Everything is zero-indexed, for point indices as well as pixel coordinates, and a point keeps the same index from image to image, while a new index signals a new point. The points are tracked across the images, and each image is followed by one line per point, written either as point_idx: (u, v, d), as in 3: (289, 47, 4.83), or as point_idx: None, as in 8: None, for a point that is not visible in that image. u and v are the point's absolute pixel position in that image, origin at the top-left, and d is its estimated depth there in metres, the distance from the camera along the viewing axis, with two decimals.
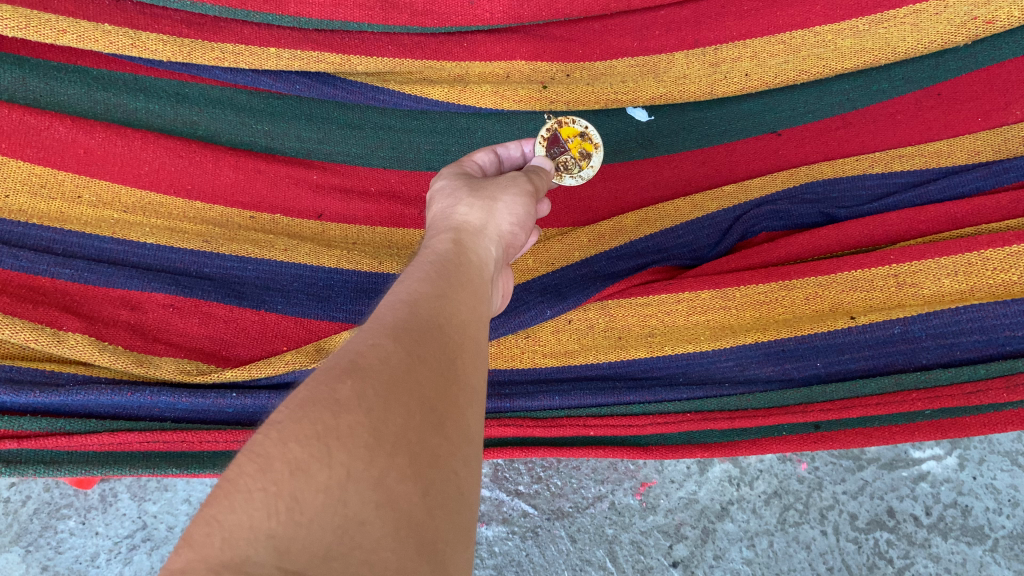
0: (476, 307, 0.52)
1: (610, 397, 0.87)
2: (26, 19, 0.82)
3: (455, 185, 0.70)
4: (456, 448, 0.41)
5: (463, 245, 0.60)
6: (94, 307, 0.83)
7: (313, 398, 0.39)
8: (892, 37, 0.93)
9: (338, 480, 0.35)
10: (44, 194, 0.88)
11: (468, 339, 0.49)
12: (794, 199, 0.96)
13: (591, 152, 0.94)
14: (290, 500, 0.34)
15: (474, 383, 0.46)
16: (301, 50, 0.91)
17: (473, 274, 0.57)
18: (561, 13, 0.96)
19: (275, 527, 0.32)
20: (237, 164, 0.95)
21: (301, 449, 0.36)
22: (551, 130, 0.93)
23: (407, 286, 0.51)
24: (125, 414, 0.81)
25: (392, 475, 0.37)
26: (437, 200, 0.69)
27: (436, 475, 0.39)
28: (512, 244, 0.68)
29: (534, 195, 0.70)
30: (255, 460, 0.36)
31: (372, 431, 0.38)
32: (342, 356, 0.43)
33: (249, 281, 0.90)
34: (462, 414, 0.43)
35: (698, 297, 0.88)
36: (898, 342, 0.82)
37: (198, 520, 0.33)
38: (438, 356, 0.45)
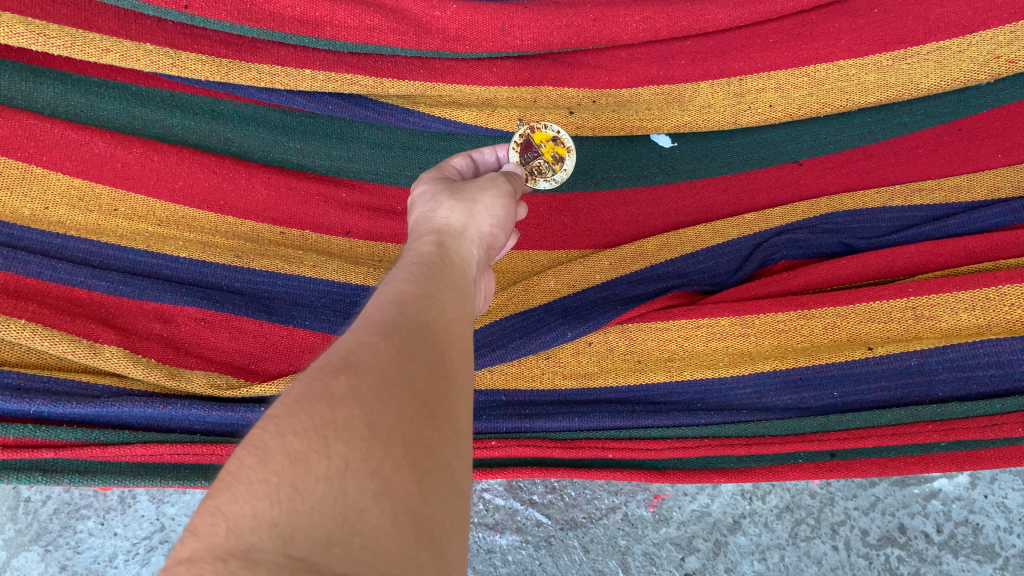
0: (461, 306, 0.53)
1: (629, 420, 0.89)
2: (71, 38, 0.84)
3: (434, 190, 0.70)
4: (448, 440, 0.42)
5: (448, 247, 0.60)
6: (128, 320, 0.85)
7: (308, 393, 0.40)
8: (915, 73, 0.96)
9: (336, 470, 0.36)
10: (82, 206, 0.90)
11: (456, 336, 0.49)
12: (813, 229, 0.98)
13: (563, 157, 0.96)
14: (291, 489, 0.35)
15: (462, 378, 0.47)
16: (335, 72, 0.94)
17: (458, 275, 0.57)
18: (590, 41, 0.99)
19: (278, 516, 0.33)
20: (269, 181, 0.97)
21: (300, 442, 0.37)
22: (523, 136, 0.95)
23: (393, 286, 0.52)
24: (157, 425, 0.83)
25: (389, 465, 0.38)
26: (417, 205, 0.70)
27: (430, 465, 0.39)
28: (494, 245, 0.68)
29: (513, 194, 0.71)
30: (255, 453, 0.36)
31: (367, 423, 0.39)
32: (331, 354, 0.44)
33: (278, 296, 0.92)
34: (453, 408, 0.44)
35: (717, 323, 0.90)
36: (914, 374, 0.84)
37: (202, 512, 0.34)
38: (428, 352, 0.46)
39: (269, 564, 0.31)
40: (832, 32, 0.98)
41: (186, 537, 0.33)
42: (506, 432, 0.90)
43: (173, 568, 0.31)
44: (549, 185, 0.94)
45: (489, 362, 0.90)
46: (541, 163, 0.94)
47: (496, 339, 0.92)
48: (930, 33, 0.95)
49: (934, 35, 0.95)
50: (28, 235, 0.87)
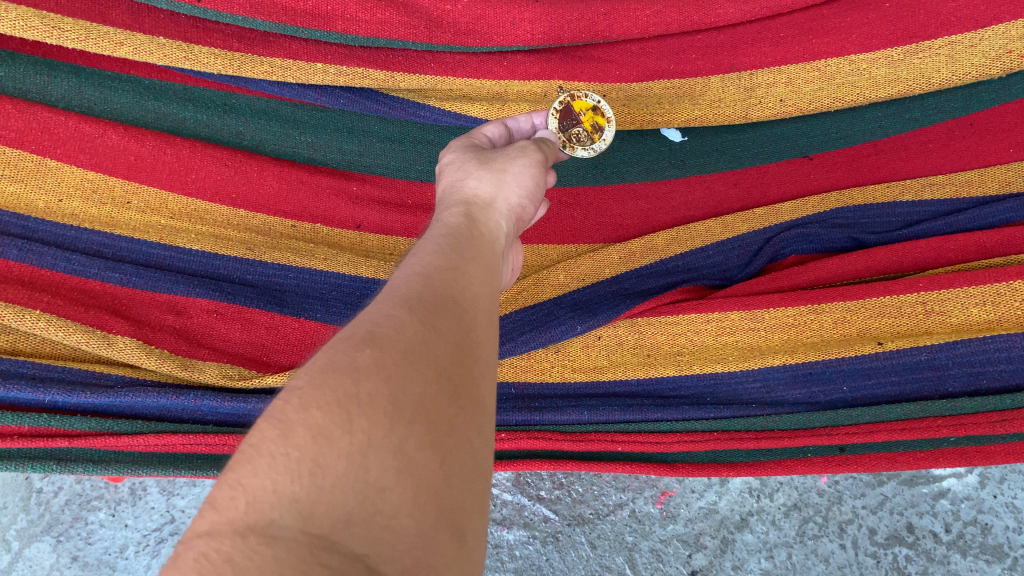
0: (487, 280, 0.53)
1: (638, 414, 0.89)
2: (85, 31, 0.85)
3: (463, 158, 0.70)
4: (473, 418, 0.42)
5: (475, 219, 0.60)
6: (141, 311, 0.86)
7: (333, 365, 0.40)
8: (927, 67, 0.96)
9: (358, 446, 0.36)
10: (95, 199, 0.91)
11: (483, 309, 0.49)
12: (824, 224, 0.98)
13: (602, 127, 0.94)
14: (312, 464, 0.35)
15: (488, 354, 0.47)
16: (346, 66, 0.94)
17: (484, 248, 0.57)
18: (601, 35, 0.99)
19: (299, 491, 0.34)
20: (280, 175, 0.97)
21: (323, 416, 0.37)
22: (564, 103, 0.93)
23: (419, 257, 0.51)
24: (169, 416, 0.84)
25: (412, 443, 0.38)
26: (446, 174, 0.70)
27: (453, 444, 0.39)
28: (522, 217, 0.68)
29: (543, 163, 0.71)
30: (277, 426, 0.36)
31: (391, 399, 0.39)
32: (358, 326, 0.43)
33: (289, 289, 0.93)
34: (477, 386, 0.44)
35: (727, 317, 0.90)
36: (924, 369, 0.83)
37: (223, 484, 0.35)
38: (455, 326, 0.45)
39: (288, 540, 0.32)
40: (844, 27, 0.97)
41: (207, 510, 0.34)
42: (517, 425, 0.90)
43: (193, 541, 0.32)
44: (590, 153, 0.91)
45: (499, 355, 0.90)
46: (581, 132, 0.91)
47: (506, 333, 0.92)
48: (943, 27, 0.95)
49: (946, 29, 0.94)
50: (42, 227, 0.88)
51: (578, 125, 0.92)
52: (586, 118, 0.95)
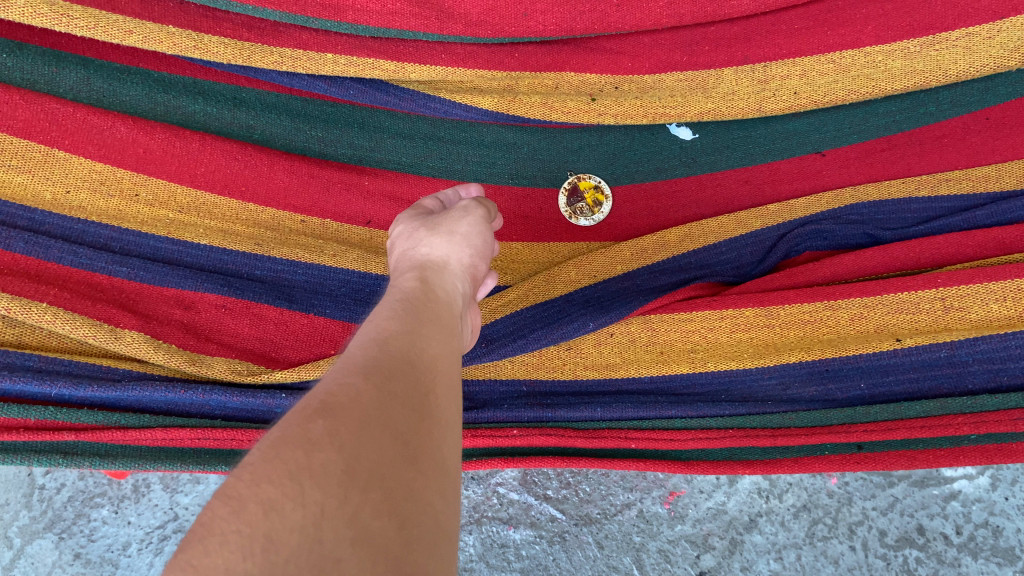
0: (444, 345, 0.52)
1: (652, 411, 0.87)
2: (95, 19, 0.83)
3: (411, 225, 0.73)
4: (432, 482, 0.40)
5: (431, 283, 0.62)
6: (149, 306, 0.84)
7: (285, 437, 0.38)
8: (944, 59, 0.94)
9: (313, 518, 0.34)
10: (104, 191, 0.89)
11: (438, 375, 0.48)
12: (839, 219, 0.98)
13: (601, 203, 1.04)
14: (265, 540, 0.33)
15: (446, 419, 0.45)
16: (357, 56, 0.93)
17: (440, 312, 0.57)
18: (613, 27, 0.97)
19: (251, 569, 0.31)
20: (291, 168, 0.96)
21: (276, 489, 0.35)
22: (572, 182, 1.05)
23: (374, 325, 0.51)
24: (177, 411, 0.82)
25: (368, 511, 0.35)
26: (398, 244, 0.72)
27: (412, 509, 0.37)
28: (477, 276, 0.70)
29: (488, 221, 0.74)
30: (228, 502, 0.34)
31: (345, 468, 0.37)
32: (310, 397, 0.42)
33: (298, 284, 0.92)
34: (435, 448, 0.42)
35: (741, 314, 0.88)
36: (943, 366, 0.82)
37: (172, 566, 0.31)
38: (410, 391, 0.44)
39: None
40: (859, 18, 0.96)
41: None
42: (529, 422, 0.89)
43: None
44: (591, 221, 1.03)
45: (510, 352, 0.89)
46: (583, 205, 1.04)
47: (517, 329, 0.92)
48: (960, 19, 0.93)
49: (964, 20, 0.93)
50: (49, 219, 0.86)
51: (580, 201, 1.04)
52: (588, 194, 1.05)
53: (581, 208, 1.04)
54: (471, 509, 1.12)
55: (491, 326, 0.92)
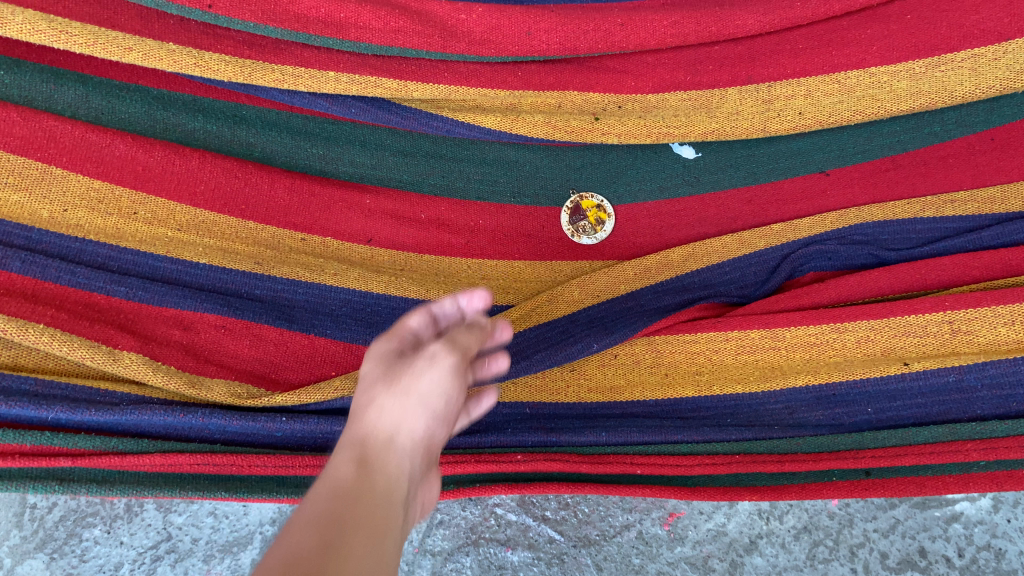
0: (384, 536, 0.44)
1: (658, 435, 0.86)
2: (94, 36, 0.82)
3: (403, 330, 0.63)
4: None
5: (396, 437, 0.53)
6: (148, 327, 0.83)
7: None
8: (949, 81, 0.93)
9: None
10: (102, 210, 0.87)
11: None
12: (843, 240, 0.98)
13: (602, 222, 1.04)
14: None
15: None
16: (358, 75, 0.91)
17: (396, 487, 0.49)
18: (617, 46, 0.97)
19: None
20: (292, 186, 0.96)
21: None
22: (574, 200, 1.05)
23: (310, 507, 0.43)
24: (176, 435, 0.80)
25: None
26: (381, 345, 0.63)
27: None
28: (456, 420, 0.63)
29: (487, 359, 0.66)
30: None
31: None
32: None
33: (298, 304, 0.91)
34: None
35: (747, 336, 0.88)
36: (953, 392, 0.82)
37: None
38: None
39: None
40: (864, 39, 0.96)
41: None
42: (534, 446, 0.87)
43: None
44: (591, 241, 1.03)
45: (514, 374, 0.88)
46: (587, 224, 1.04)
47: (521, 350, 0.90)
48: (965, 40, 0.93)
49: (969, 42, 0.92)
50: (46, 238, 0.84)
51: (582, 220, 1.04)
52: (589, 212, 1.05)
53: (582, 227, 1.04)
54: (468, 531, 1.08)
55: None
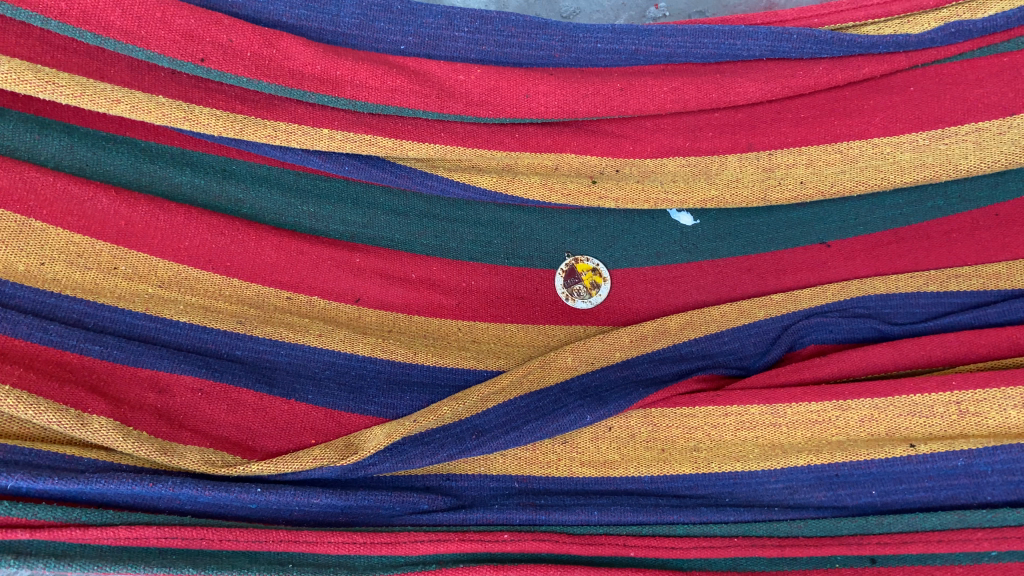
0: None
1: (652, 515, 0.82)
2: (82, 87, 0.80)
3: None
4: None
5: None
6: (121, 388, 0.79)
7: None
8: (954, 154, 0.91)
9: None
10: (80, 264, 0.84)
11: None
12: (844, 313, 0.95)
13: (598, 285, 1.03)
14: None
15: None
16: (353, 133, 0.89)
17: None
18: (616, 110, 0.94)
19: None
20: (279, 245, 0.94)
21: None
22: (569, 262, 1.04)
23: None
24: (144, 504, 0.75)
25: None
26: None
27: None
28: None
29: None
30: None
31: None
32: None
33: (280, 366, 0.88)
34: None
35: (747, 411, 0.85)
36: (961, 475, 0.78)
37: None
38: None
39: None
40: (867, 110, 0.94)
41: None
42: (521, 524, 0.82)
43: None
44: (587, 304, 1.02)
45: (502, 446, 0.85)
46: (581, 287, 1.02)
47: (510, 421, 0.87)
48: (970, 114, 0.91)
49: (973, 116, 0.91)
50: (20, 293, 0.80)
51: (577, 282, 1.03)
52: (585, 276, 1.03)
53: (578, 290, 1.02)
54: None
55: (483, 415, 0.87)
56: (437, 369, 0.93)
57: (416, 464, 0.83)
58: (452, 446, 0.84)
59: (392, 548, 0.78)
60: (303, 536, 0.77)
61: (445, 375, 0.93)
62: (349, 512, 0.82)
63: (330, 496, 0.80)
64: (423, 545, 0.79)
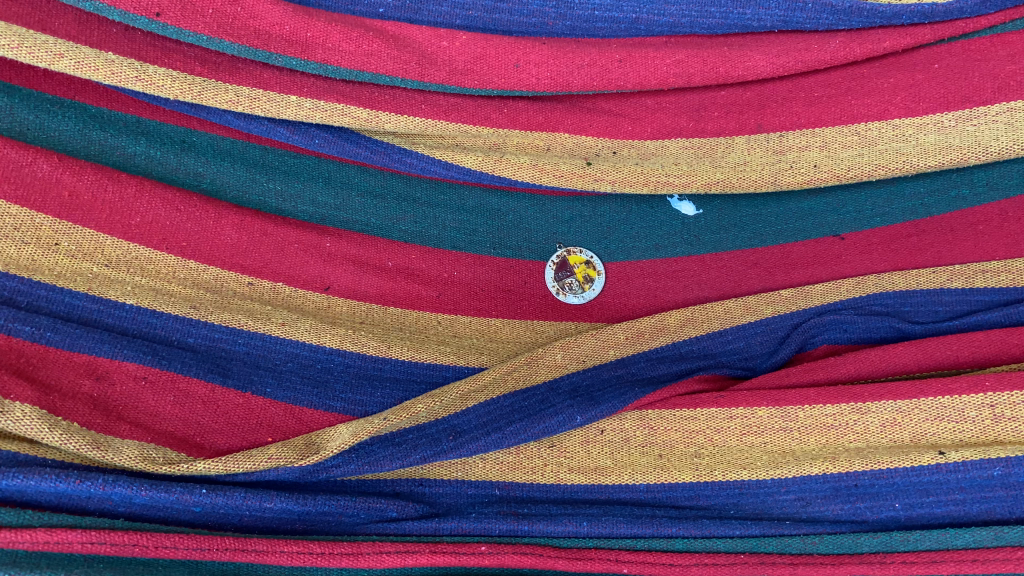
0: None
1: (649, 527, 0.73)
2: (18, 37, 0.71)
3: None
4: None
5: None
6: (53, 373, 0.70)
7: None
8: (983, 135, 0.84)
9: None
10: (16, 237, 0.74)
11: None
12: (860, 310, 0.87)
13: (593, 278, 0.94)
14: None
15: None
16: (324, 101, 0.81)
17: None
18: (614, 85, 0.87)
19: None
20: (241, 225, 0.85)
21: None
22: (560, 255, 0.96)
23: None
24: (70, 505, 0.65)
25: None
26: None
27: None
28: None
29: None
30: None
31: None
32: None
33: (236, 356, 0.79)
34: None
35: (754, 414, 0.76)
36: (996, 487, 0.69)
37: None
38: None
39: None
40: (886, 88, 0.87)
41: None
42: (500, 536, 0.73)
43: None
44: (580, 298, 0.93)
45: (483, 449, 0.76)
46: (574, 280, 0.94)
47: (492, 421, 0.78)
48: (1000, 92, 0.84)
49: (1004, 94, 0.84)
50: None
51: (569, 276, 0.94)
52: (579, 269, 0.95)
53: (570, 283, 0.94)
54: None
55: (461, 415, 0.78)
56: (412, 364, 0.83)
57: (384, 468, 0.74)
58: (426, 448, 0.75)
59: (353, 560, 0.69)
60: (253, 544, 0.67)
61: (421, 371, 0.84)
62: (306, 519, 0.72)
63: (286, 500, 0.71)
64: (389, 557, 0.69)
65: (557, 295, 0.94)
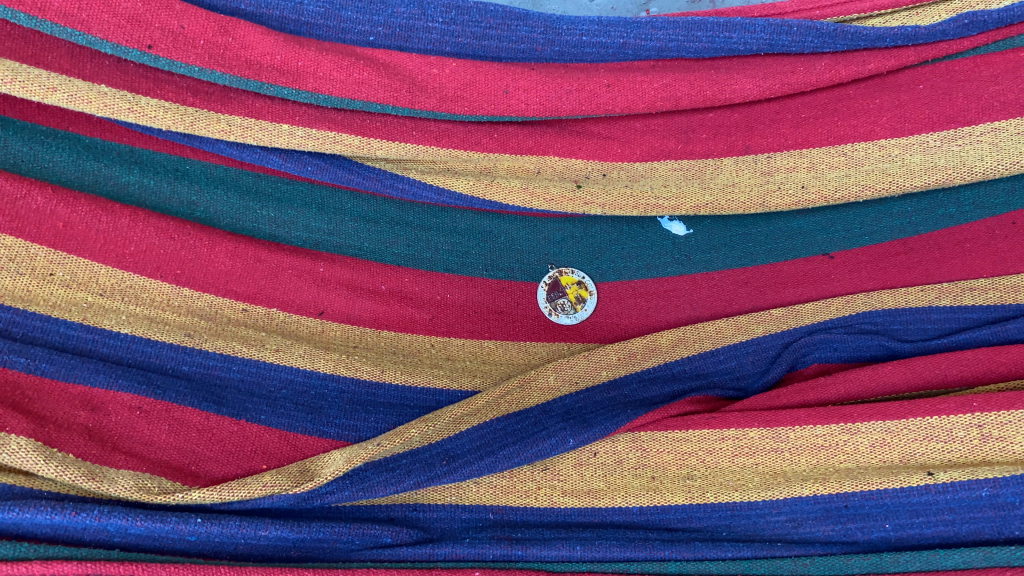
0: None
1: (641, 551, 0.73)
2: (12, 72, 0.72)
3: None
4: None
5: None
6: (47, 406, 0.70)
7: None
8: (968, 155, 0.86)
9: None
10: (11, 268, 0.75)
11: None
12: (850, 329, 0.87)
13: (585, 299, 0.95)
14: None
15: None
16: (316, 129, 0.82)
17: None
18: (602, 108, 0.88)
19: None
20: (235, 251, 0.86)
21: None
22: (552, 277, 0.97)
23: None
24: (64, 537, 0.66)
25: None
26: None
27: None
28: None
29: None
30: None
31: None
32: None
33: (231, 384, 0.80)
34: None
35: (747, 435, 0.77)
36: (985, 508, 0.70)
37: None
38: None
39: None
40: (872, 109, 0.89)
41: None
42: (495, 561, 0.73)
43: None
44: (573, 319, 0.94)
45: (476, 473, 0.76)
46: (567, 302, 0.95)
47: (485, 445, 0.79)
48: (984, 112, 0.86)
49: (988, 114, 0.85)
50: None
51: (563, 297, 0.95)
52: (572, 290, 0.96)
53: (563, 304, 0.95)
54: None
55: (455, 439, 0.79)
56: (405, 389, 0.84)
57: (378, 493, 0.74)
58: (420, 473, 0.76)
59: None
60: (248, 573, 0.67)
61: (414, 396, 0.84)
62: (302, 547, 0.73)
63: (280, 528, 0.70)
64: None
65: (550, 316, 0.95)
